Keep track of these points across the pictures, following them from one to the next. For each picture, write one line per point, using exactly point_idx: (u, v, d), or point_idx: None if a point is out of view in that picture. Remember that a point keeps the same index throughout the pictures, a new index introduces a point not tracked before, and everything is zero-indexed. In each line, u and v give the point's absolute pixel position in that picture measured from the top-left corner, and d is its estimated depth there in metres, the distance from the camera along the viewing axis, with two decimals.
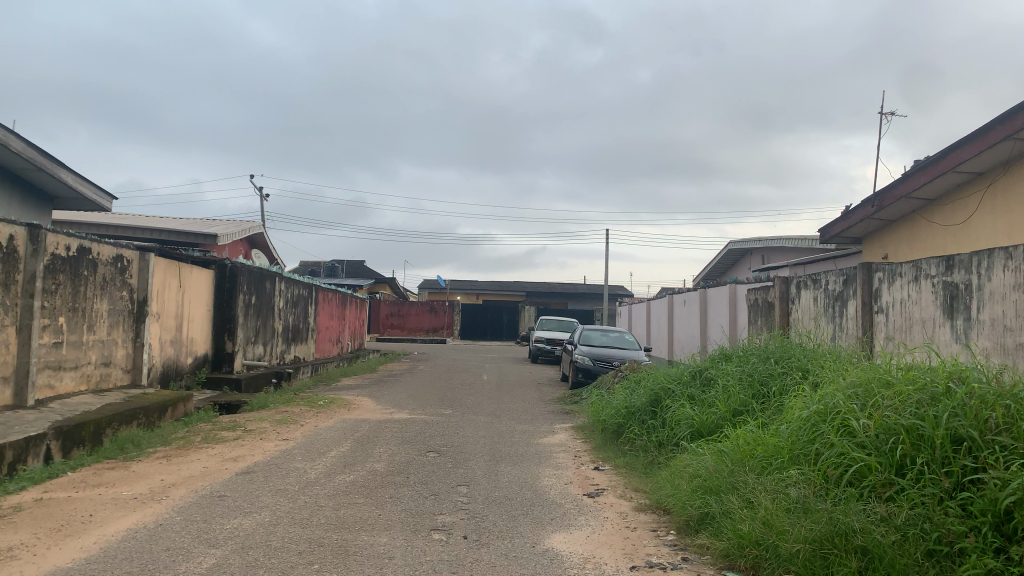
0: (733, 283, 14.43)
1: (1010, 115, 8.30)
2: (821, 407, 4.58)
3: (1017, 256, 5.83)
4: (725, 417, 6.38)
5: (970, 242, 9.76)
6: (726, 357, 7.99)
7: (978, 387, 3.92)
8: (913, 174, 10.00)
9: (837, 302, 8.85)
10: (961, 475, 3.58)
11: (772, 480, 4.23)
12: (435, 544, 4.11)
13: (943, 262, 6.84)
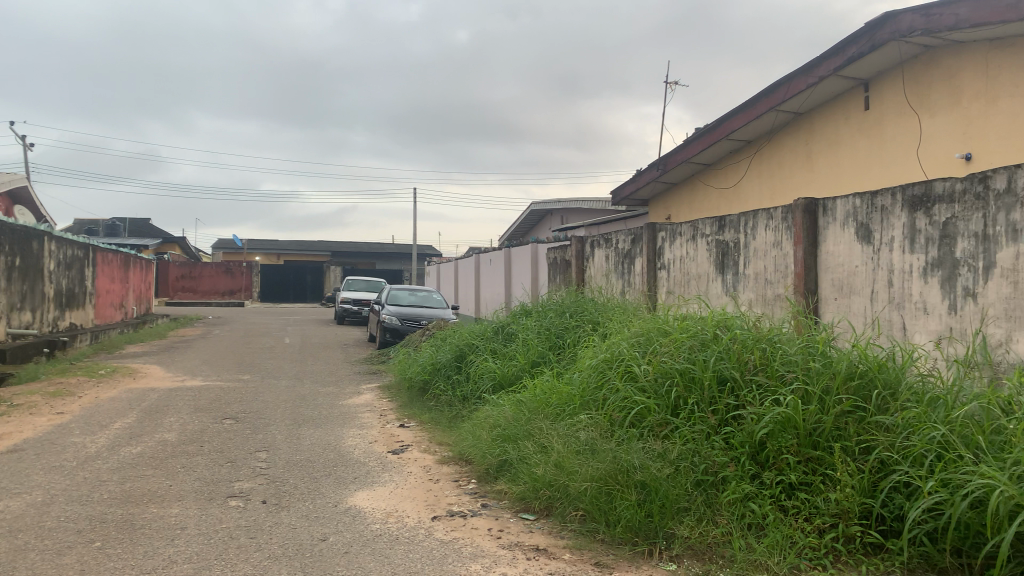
0: (534, 243, 14.94)
1: (773, 87, 9.14)
2: (608, 355, 4.93)
3: (777, 216, 6.53)
4: (523, 368, 6.67)
5: (739, 204, 10.78)
6: (526, 312, 8.32)
7: (740, 333, 4.41)
8: (692, 141, 10.81)
9: (626, 259, 9.46)
10: (724, 412, 4.02)
11: (564, 425, 4.48)
12: (232, 511, 3.98)
13: (715, 223, 7.49)
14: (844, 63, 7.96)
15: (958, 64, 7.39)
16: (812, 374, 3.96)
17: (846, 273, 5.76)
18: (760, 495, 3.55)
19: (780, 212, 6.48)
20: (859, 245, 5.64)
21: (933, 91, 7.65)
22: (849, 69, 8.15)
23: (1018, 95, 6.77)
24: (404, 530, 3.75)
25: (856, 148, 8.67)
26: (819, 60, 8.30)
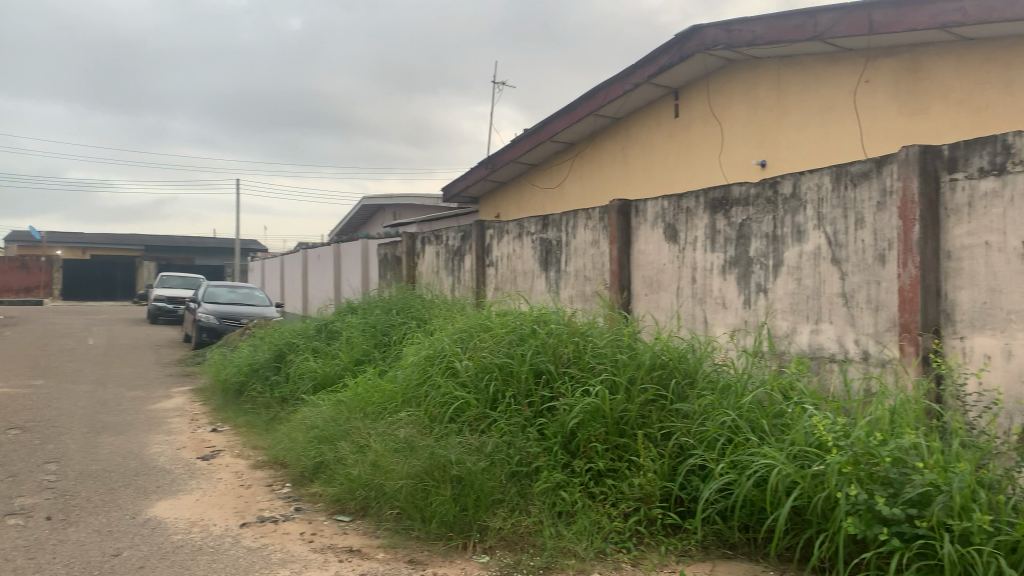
0: (364, 239, 14.67)
1: (593, 92, 9.49)
2: (430, 351, 4.92)
3: (595, 216, 6.79)
4: (346, 367, 6.53)
5: (563, 205, 11.13)
6: (351, 309, 8.15)
7: (557, 327, 4.55)
8: (520, 141, 11.01)
9: (455, 256, 9.51)
10: (540, 404, 4.13)
11: (384, 424, 4.42)
12: (9, 531, 3.60)
13: (540, 221, 7.68)
14: (657, 71, 8.42)
15: (754, 78, 8.03)
16: (620, 365, 4.17)
17: (656, 270, 6.09)
18: (570, 483, 3.68)
19: (598, 212, 6.74)
20: (667, 245, 5.97)
21: (734, 102, 8.26)
22: (661, 77, 8.62)
23: (803, 109, 7.51)
24: (208, 540, 3.55)
25: (667, 153, 9.21)
26: (634, 68, 8.71)
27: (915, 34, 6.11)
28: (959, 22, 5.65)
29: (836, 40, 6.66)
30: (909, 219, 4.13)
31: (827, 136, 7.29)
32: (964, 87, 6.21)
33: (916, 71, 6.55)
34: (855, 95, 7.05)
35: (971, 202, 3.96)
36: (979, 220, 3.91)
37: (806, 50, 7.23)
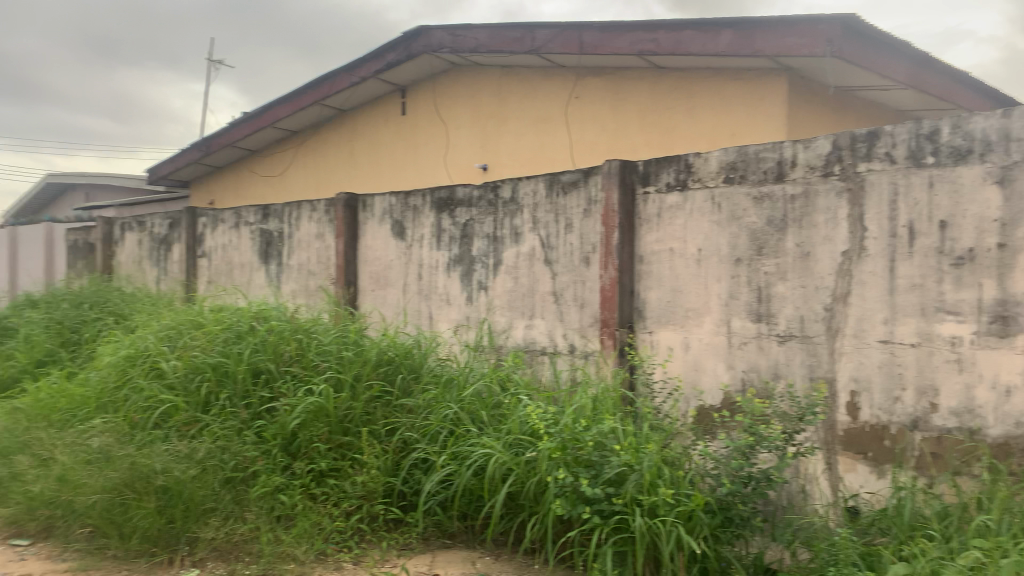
0: (48, 223, 12.91)
1: (317, 81, 9.21)
2: (131, 351, 4.46)
3: (319, 209, 6.61)
4: (25, 369, 5.70)
5: (285, 194, 10.74)
6: (31, 303, 7.12)
7: (278, 324, 4.38)
8: (237, 125, 10.34)
9: (162, 246, 8.73)
10: (258, 404, 3.94)
11: (73, 433, 3.91)
12: None
13: (260, 212, 7.31)
14: (384, 68, 8.41)
15: (477, 83, 8.38)
16: (344, 363, 4.12)
17: (382, 266, 6.11)
18: (290, 486, 3.55)
19: (322, 205, 6.57)
20: (393, 241, 6.01)
21: (458, 105, 8.59)
22: (388, 73, 8.63)
23: (522, 118, 8.01)
24: None
25: (394, 149, 9.32)
26: (360, 62, 8.61)
27: (617, 57, 6.74)
28: (653, 51, 6.31)
29: (551, 55, 7.13)
30: (611, 226, 4.56)
31: (542, 144, 7.86)
32: (654, 111, 6.95)
33: (616, 89, 7.21)
34: (566, 109, 7.61)
35: (659, 213, 4.51)
36: (666, 229, 4.48)
37: (525, 62, 7.67)
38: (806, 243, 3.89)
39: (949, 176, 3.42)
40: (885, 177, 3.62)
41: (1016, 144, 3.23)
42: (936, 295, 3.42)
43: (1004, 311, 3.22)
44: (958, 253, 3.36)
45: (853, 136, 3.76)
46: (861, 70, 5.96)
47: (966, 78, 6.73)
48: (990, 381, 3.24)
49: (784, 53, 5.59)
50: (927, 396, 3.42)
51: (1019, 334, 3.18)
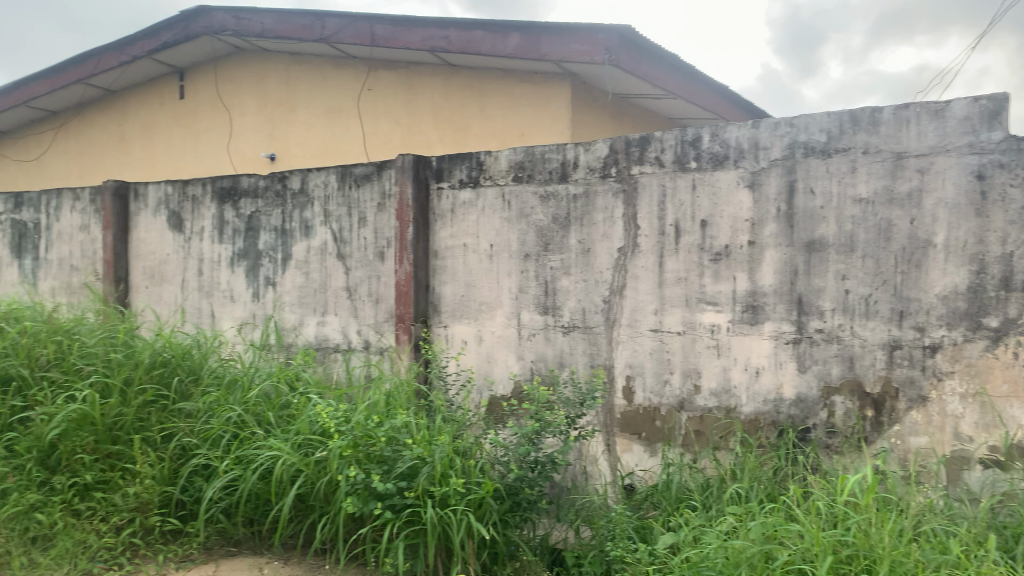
0: None
1: (79, 57, 8.34)
2: None
3: (83, 198, 6.02)
4: None
5: (43, 181, 9.67)
6: None
7: (33, 326, 3.95)
8: None
9: None
10: (9, 416, 3.54)
11: None
12: None
13: (9, 199, 6.50)
14: (159, 47, 7.81)
15: (264, 69, 8.02)
16: (113, 366, 3.79)
17: (157, 261, 5.68)
18: (48, 503, 3.23)
19: (87, 194, 5.98)
20: (171, 234, 5.61)
21: (243, 91, 8.18)
22: (163, 54, 8.02)
23: (312, 108, 7.79)
24: None
25: (172, 135, 8.71)
26: (130, 40, 7.90)
27: (409, 52, 6.75)
28: (444, 49, 6.37)
29: (341, 45, 7.00)
30: (404, 220, 4.56)
31: (333, 136, 7.70)
32: (446, 108, 7.04)
33: (408, 84, 7.22)
34: (358, 101, 7.50)
35: (453, 209, 4.58)
36: (459, 225, 4.56)
37: (315, 51, 7.45)
38: (587, 240, 4.18)
39: (709, 179, 3.87)
40: (655, 179, 4.00)
41: (762, 152, 3.75)
42: (698, 287, 3.88)
43: (753, 301, 3.75)
44: (717, 250, 3.84)
45: (628, 140, 4.09)
46: (635, 80, 6.41)
47: (725, 90, 7.43)
48: (743, 364, 3.76)
49: (567, 60, 5.89)
50: (692, 378, 3.88)
51: (766, 321, 3.72)
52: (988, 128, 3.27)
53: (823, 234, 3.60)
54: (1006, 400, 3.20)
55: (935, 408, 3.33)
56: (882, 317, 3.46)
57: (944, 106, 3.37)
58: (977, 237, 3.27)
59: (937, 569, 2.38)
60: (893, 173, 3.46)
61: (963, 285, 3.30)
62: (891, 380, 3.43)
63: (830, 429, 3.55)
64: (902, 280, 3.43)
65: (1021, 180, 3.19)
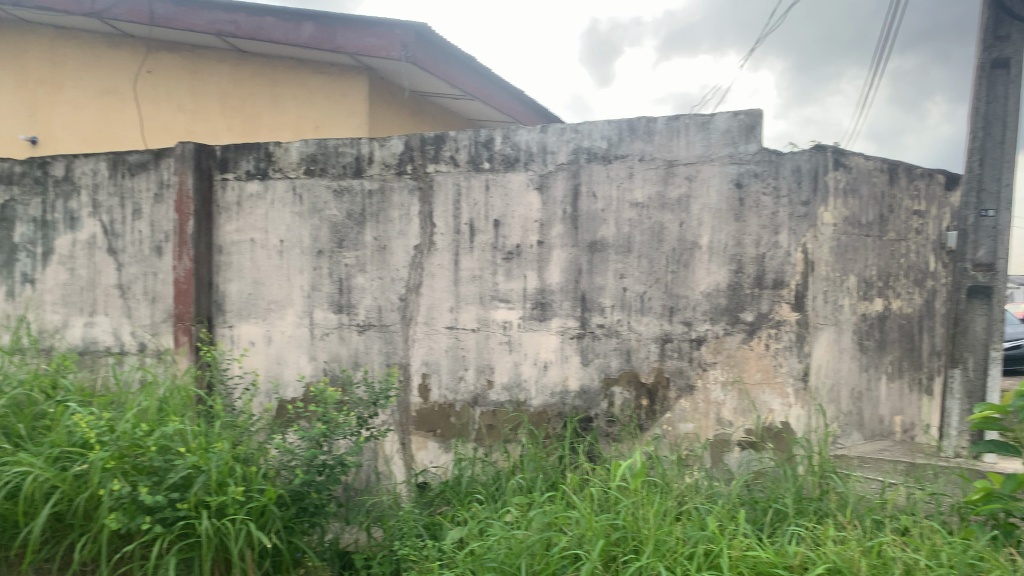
0: None
1: None
2: None
3: None
4: None
5: None
6: None
7: None
8: None
9: None
10: None
11: None
12: None
13: None
14: None
15: (20, 40, 7.16)
16: None
17: None
18: None
19: None
20: None
21: None
22: None
23: (80, 88, 7.09)
24: None
25: None
26: None
27: (192, 34, 6.35)
28: (232, 33, 6.05)
29: (114, 21, 6.43)
30: (185, 213, 4.29)
31: (106, 119, 7.06)
32: (237, 97, 6.73)
33: (194, 68, 6.80)
34: (136, 86, 6.97)
35: (239, 202, 4.42)
36: (246, 219, 4.41)
37: (82, 25, 6.77)
38: (383, 237, 4.25)
39: (501, 180, 4.08)
40: (450, 178, 4.14)
41: (549, 157, 4.03)
42: (491, 285, 4.09)
43: (542, 298, 4.02)
44: (508, 249, 4.07)
45: (423, 139, 4.20)
46: (431, 77, 6.46)
47: (520, 93, 7.68)
48: (533, 359, 4.02)
49: (363, 53, 5.84)
50: (485, 373, 4.08)
51: (553, 318, 4.00)
52: (745, 141, 3.73)
53: (604, 235, 3.95)
54: (759, 386, 3.69)
55: (700, 396, 3.76)
56: (655, 313, 3.85)
57: (709, 119, 3.78)
58: (736, 240, 3.74)
59: (695, 545, 2.55)
60: (665, 179, 3.85)
61: (724, 283, 3.76)
62: (662, 370, 3.81)
63: (610, 418, 3.88)
64: (672, 278, 3.83)
65: (772, 190, 3.69)
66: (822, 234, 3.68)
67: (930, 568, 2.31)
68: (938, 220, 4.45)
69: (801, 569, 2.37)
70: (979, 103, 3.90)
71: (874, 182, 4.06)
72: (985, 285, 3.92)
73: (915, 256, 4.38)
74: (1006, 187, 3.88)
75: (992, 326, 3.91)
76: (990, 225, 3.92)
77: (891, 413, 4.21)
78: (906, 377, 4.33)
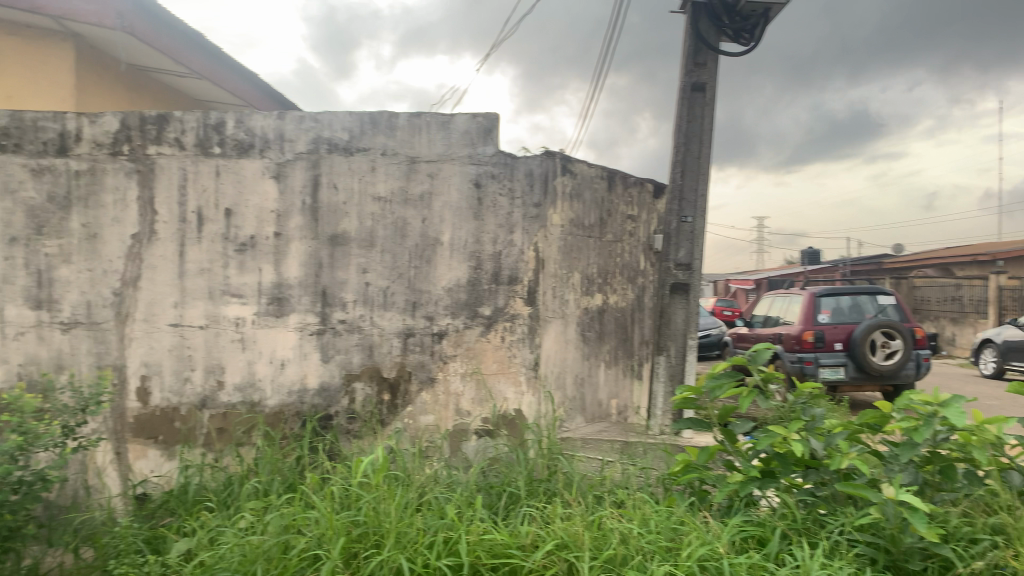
0: None
1: None
2: None
3: None
4: None
5: None
6: None
7: None
8: None
9: None
10: None
11: None
12: None
13: None
14: None
15: None
16: None
17: None
18: None
19: None
20: None
21: None
22: None
23: None
24: None
25: None
26: None
27: None
28: None
29: None
30: None
31: None
32: None
33: None
34: None
35: None
36: None
37: None
38: (93, 224, 3.82)
39: (234, 167, 3.87)
40: (174, 161, 3.85)
41: (287, 145, 3.90)
42: (222, 279, 3.86)
43: (279, 293, 3.87)
44: (242, 240, 3.87)
45: (142, 117, 3.85)
46: (149, 49, 6.00)
47: (252, 78, 7.35)
48: (269, 357, 3.85)
49: (68, 17, 5.30)
50: (214, 373, 3.84)
51: (291, 313, 3.87)
52: (483, 143, 3.93)
53: (346, 229, 3.89)
54: (495, 376, 3.90)
55: (440, 388, 3.87)
56: (398, 308, 3.88)
57: (449, 119, 3.92)
58: (475, 238, 3.91)
59: (434, 533, 2.61)
60: (408, 175, 3.91)
61: (464, 279, 3.91)
62: (405, 365, 3.86)
63: (351, 415, 3.85)
64: (415, 273, 3.90)
65: (507, 191, 3.95)
66: (550, 234, 4.04)
67: (640, 535, 2.55)
68: (647, 223, 5.00)
69: (531, 548, 2.52)
70: (681, 121, 4.42)
71: (595, 188, 4.44)
72: (683, 282, 4.48)
73: (630, 258, 4.81)
74: (701, 197, 4.46)
75: (689, 317, 4.48)
76: (689, 230, 4.48)
77: (608, 397, 4.64)
78: (621, 364, 4.79)
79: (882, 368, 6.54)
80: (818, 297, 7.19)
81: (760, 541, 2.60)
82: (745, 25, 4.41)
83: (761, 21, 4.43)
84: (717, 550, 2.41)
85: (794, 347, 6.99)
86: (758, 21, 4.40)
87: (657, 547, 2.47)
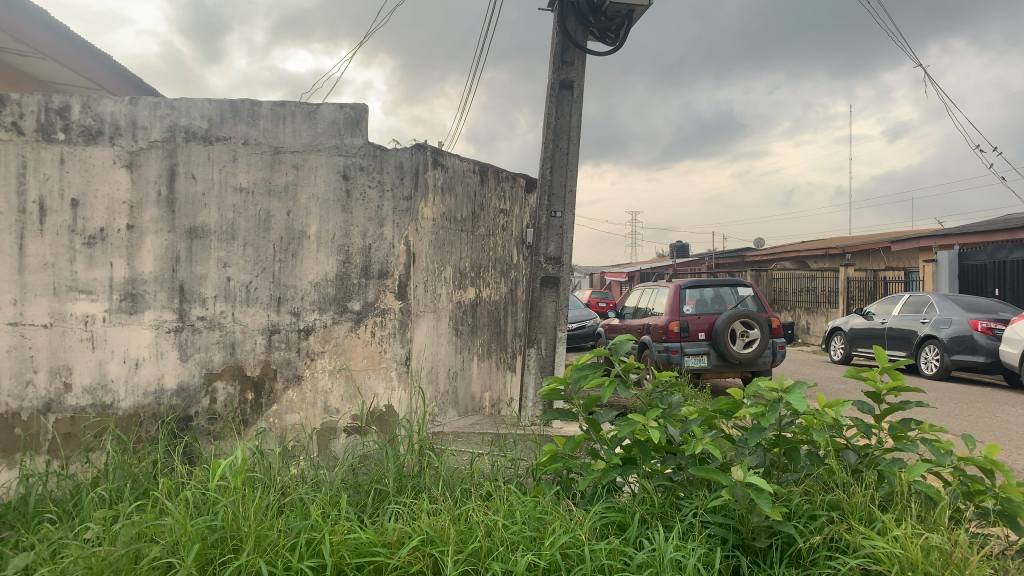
0: None
1: None
2: None
3: None
4: None
5: None
6: None
7: None
8: None
9: None
10: None
11: None
12: None
13: None
14: None
15: None
16: None
17: None
18: None
19: None
20: None
21: None
22: None
23: None
24: None
25: None
26: None
27: None
28: None
29: None
30: None
31: None
32: None
33: None
34: None
35: None
36: None
37: None
38: None
39: (80, 154, 3.63)
40: (11, 147, 3.58)
41: (141, 132, 3.69)
42: (68, 274, 3.60)
43: (132, 289, 3.66)
44: (90, 233, 3.63)
45: None
46: None
47: (108, 63, 6.93)
48: (121, 357, 3.64)
49: None
50: (60, 375, 3.58)
51: (145, 310, 3.66)
52: (351, 134, 3.85)
53: (205, 221, 3.72)
54: (365, 372, 3.84)
55: (308, 385, 3.78)
56: (262, 304, 3.75)
57: (315, 109, 3.82)
58: (343, 231, 3.83)
59: (297, 535, 2.54)
60: (271, 166, 3.78)
61: (332, 273, 3.82)
62: (269, 362, 3.74)
63: (211, 416, 3.69)
64: (280, 267, 3.78)
65: (377, 183, 3.88)
66: (422, 228, 3.99)
67: (506, 527, 2.58)
68: (519, 218, 5.15)
69: (397, 545, 2.50)
70: (550, 118, 4.49)
71: (467, 182, 4.44)
72: (554, 275, 4.56)
73: (501, 250, 4.93)
74: (570, 193, 4.56)
75: (559, 310, 4.58)
76: (558, 225, 4.57)
77: (481, 390, 4.69)
78: (493, 357, 4.86)
79: (740, 356, 6.90)
80: (683, 289, 7.52)
81: (621, 526, 2.68)
82: (610, 26, 4.47)
83: (627, 22, 4.46)
84: (579, 538, 2.47)
85: (661, 337, 7.27)
86: (623, 21, 4.44)
87: (521, 538, 2.50)
